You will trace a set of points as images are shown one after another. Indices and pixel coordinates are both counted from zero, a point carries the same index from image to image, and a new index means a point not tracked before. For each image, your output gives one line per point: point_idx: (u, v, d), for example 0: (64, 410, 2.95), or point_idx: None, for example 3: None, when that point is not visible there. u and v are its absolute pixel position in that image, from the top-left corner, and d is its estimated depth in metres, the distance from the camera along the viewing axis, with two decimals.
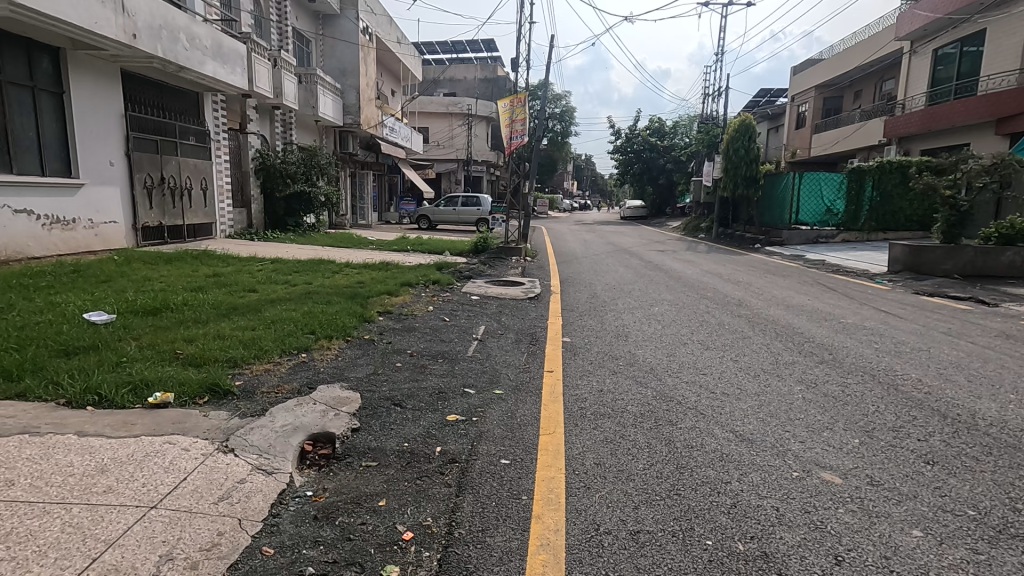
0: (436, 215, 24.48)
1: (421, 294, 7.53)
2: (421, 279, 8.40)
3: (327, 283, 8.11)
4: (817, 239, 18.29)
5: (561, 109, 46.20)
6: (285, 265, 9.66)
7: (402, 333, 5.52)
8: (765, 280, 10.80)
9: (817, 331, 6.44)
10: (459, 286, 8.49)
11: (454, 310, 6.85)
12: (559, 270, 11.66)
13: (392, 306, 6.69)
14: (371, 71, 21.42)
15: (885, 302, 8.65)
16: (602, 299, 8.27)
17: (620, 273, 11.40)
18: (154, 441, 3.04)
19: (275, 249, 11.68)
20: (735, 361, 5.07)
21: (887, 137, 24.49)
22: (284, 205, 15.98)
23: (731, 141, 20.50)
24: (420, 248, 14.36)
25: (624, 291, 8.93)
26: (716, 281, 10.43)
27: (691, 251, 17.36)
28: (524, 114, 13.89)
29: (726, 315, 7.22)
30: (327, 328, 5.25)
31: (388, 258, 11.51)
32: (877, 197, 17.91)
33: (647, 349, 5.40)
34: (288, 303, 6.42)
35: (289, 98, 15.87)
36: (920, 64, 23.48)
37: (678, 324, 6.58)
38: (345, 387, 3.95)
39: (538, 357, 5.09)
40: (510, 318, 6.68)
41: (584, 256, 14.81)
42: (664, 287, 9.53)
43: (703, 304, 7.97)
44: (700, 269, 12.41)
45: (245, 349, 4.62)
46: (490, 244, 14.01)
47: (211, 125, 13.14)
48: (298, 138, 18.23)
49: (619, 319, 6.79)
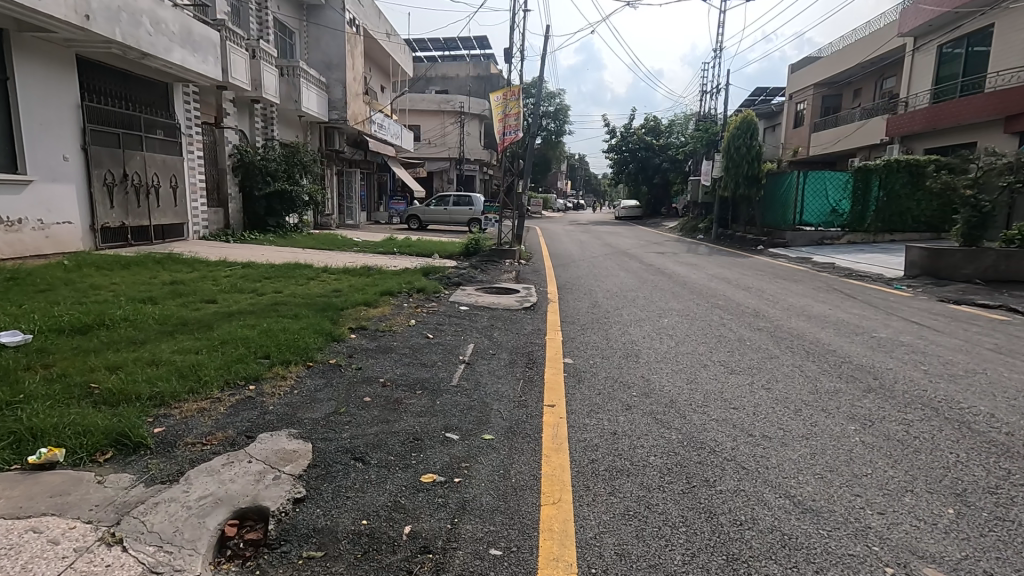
0: (427, 215, 23.66)
1: (404, 305, 6.73)
2: (404, 287, 7.60)
3: (300, 292, 7.27)
4: (822, 241, 17.61)
5: (555, 108, 45.42)
6: (255, 270, 8.77)
7: (375, 356, 4.71)
8: (777, 285, 10.07)
9: (850, 348, 5.69)
10: (447, 294, 7.69)
11: (440, 324, 6.05)
12: (555, 274, 10.87)
13: (368, 320, 5.85)
14: (359, 65, 20.53)
15: (912, 310, 7.92)
16: (603, 308, 7.50)
17: (620, 277, 10.63)
18: (11, 531, 2.21)
19: (250, 251, 10.82)
20: (768, 391, 4.30)
21: (890, 135, 23.88)
22: (265, 204, 15.11)
23: (732, 139, 19.82)
24: (408, 250, 13.54)
25: (627, 299, 8.16)
26: (725, 287, 9.67)
27: (692, 253, 16.62)
28: (517, 108, 13.06)
29: (744, 328, 6.46)
30: (285, 351, 4.41)
31: (371, 262, 10.66)
32: (884, 197, 17.28)
33: (662, 375, 4.61)
34: (247, 317, 5.57)
35: (269, 91, 14.97)
36: (924, 62, 22.89)
37: (692, 340, 5.81)
38: (295, 435, 3.13)
39: (536, 386, 4.28)
40: (502, 334, 5.87)
41: (581, 258, 14.01)
42: (670, 294, 8.76)
43: (715, 314, 7.21)
44: (706, 273, 11.64)
45: (179, 380, 3.78)
46: (482, 245, 13.21)
47: (182, 118, 12.24)
48: (281, 134, 17.34)
49: (625, 335, 5.99)
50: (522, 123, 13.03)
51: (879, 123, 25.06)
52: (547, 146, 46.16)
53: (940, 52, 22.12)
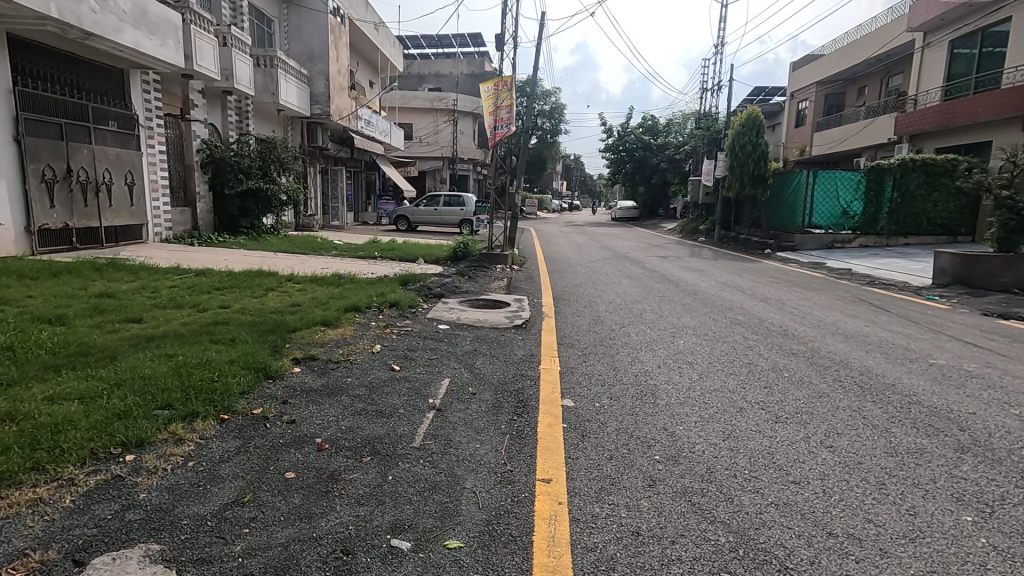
0: (417, 216, 22.58)
1: (370, 325, 5.65)
2: (374, 300, 6.53)
3: (251, 307, 6.18)
4: (832, 244, 16.70)
5: (550, 107, 44.35)
6: (207, 279, 7.66)
7: (319, 402, 3.62)
8: (798, 295, 9.06)
9: (910, 381, 4.66)
10: (426, 308, 6.64)
11: (411, 350, 4.98)
12: (551, 282, 9.84)
13: (321, 347, 4.76)
14: (344, 57, 19.42)
15: (960, 326, 6.92)
16: (608, 326, 6.48)
17: (623, 286, 9.59)
18: None
19: (212, 257, 9.73)
20: (832, 452, 3.26)
21: (899, 134, 22.99)
22: (240, 204, 14.02)
23: (737, 136, 18.88)
24: (391, 254, 12.48)
25: (633, 315, 7.14)
26: (741, 298, 8.65)
27: (697, 256, 15.64)
28: (510, 100, 11.99)
29: (776, 352, 5.45)
30: (195, 398, 3.33)
31: (346, 268, 9.58)
32: (898, 198, 16.36)
33: (691, 427, 3.58)
34: (169, 344, 4.46)
35: (241, 81, 13.85)
36: (934, 58, 21.98)
37: (719, 372, 4.77)
38: (155, 557, 2.06)
39: (527, 448, 3.23)
40: (487, 362, 4.82)
41: (578, 263, 13.01)
42: (682, 308, 7.73)
43: (737, 334, 6.19)
44: (716, 281, 10.62)
45: (24, 447, 2.69)
46: (471, 249, 12.15)
47: (140, 109, 11.13)
48: (257, 128, 16.21)
49: (637, 363, 4.96)
50: (514, 116, 11.97)
51: (887, 122, 24.15)
52: (542, 146, 45.13)
53: (952, 47, 21.20)
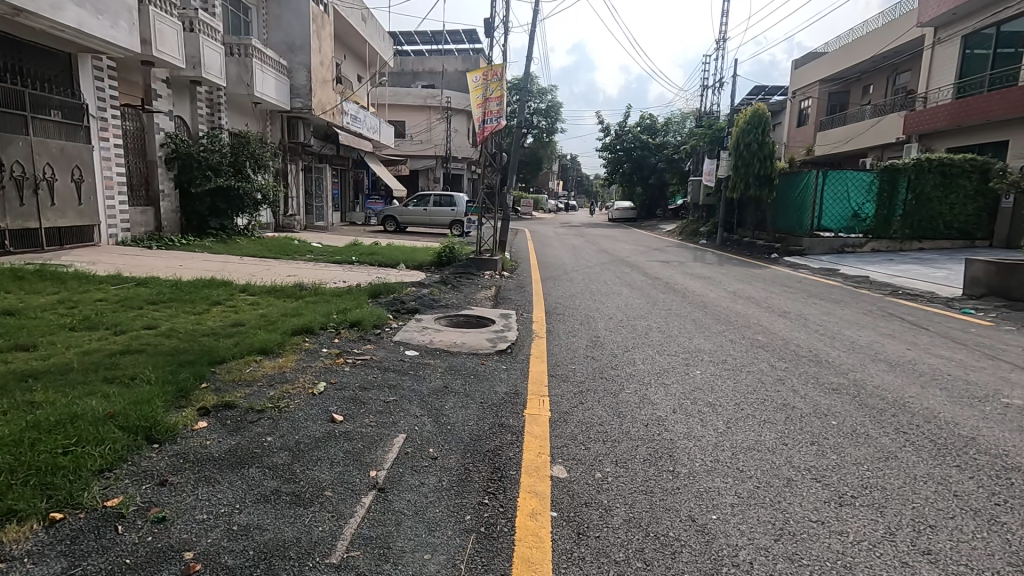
0: (405, 216, 21.58)
1: (319, 353, 4.64)
2: (333, 319, 5.52)
3: (181, 328, 5.16)
4: (842, 248, 15.85)
5: (547, 105, 43.33)
6: (145, 291, 6.62)
7: (214, 480, 2.61)
8: (819, 309, 8.10)
9: (993, 433, 3.67)
10: (395, 326, 5.67)
11: (364, 389, 3.97)
12: (543, 291, 8.90)
13: (246, 388, 3.73)
14: (328, 48, 18.38)
15: (1015, 348, 5.97)
16: (609, 349, 5.51)
17: (624, 297, 8.59)
18: None
19: (165, 263, 8.71)
20: (936, 566, 2.27)
21: (908, 133, 22.17)
22: (210, 203, 13.02)
23: (741, 134, 17.95)
24: (371, 258, 11.52)
25: (637, 334, 6.19)
26: (757, 312, 7.72)
27: (699, 261, 14.75)
28: (499, 91, 11.00)
29: (812, 387, 4.50)
30: (15, 484, 2.30)
31: (314, 277, 8.58)
32: (912, 200, 15.47)
33: (728, 516, 2.61)
34: (44, 388, 3.43)
35: (210, 70, 12.82)
36: (945, 55, 21.13)
37: (751, 420, 3.80)
38: None
39: (497, 561, 2.24)
40: (459, 405, 3.86)
41: (574, 268, 12.07)
42: (692, 324, 6.80)
43: (762, 361, 5.22)
44: (725, 290, 9.67)
45: None
46: (457, 253, 11.16)
47: (91, 99, 10.09)
48: (232, 122, 15.17)
49: (647, 405, 4.00)
50: (505, 108, 11.00)
51: (894, 121, 23.29)
52: (538, 145, 44.17)
53: (965, 43, 20.32)
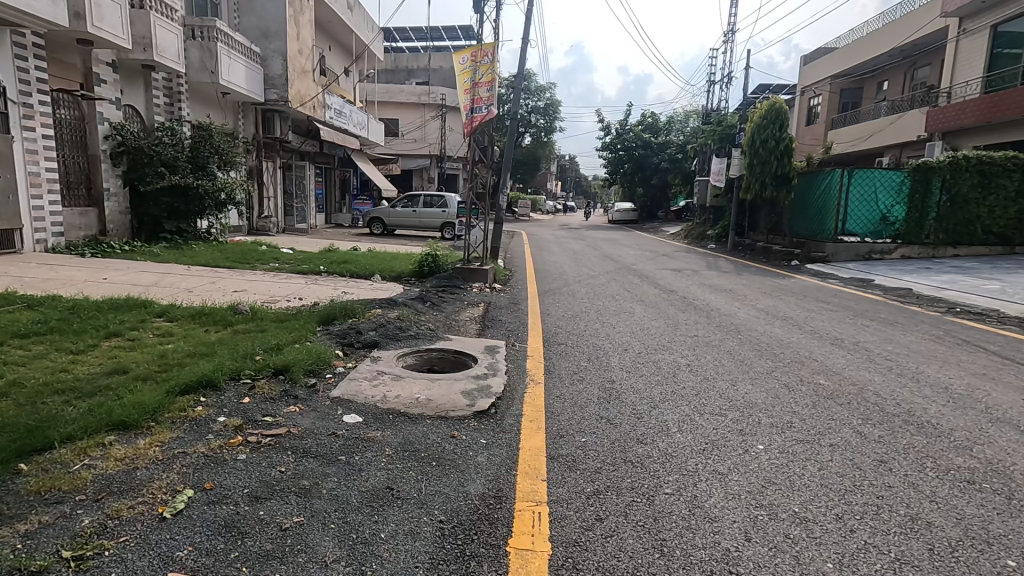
0: (393, 218, 20.15)
1: (209, 426, 3.12)
2: (252, 363, 4.02)
3: (30, 380, 3.65)
4: (869, 255, 14.48)
5: (545, 103, 41.84)
6: (28, 317, 5.11)
7: None
8: (876, 335, 6.63)
9: None
10: (342, 373, 4.22)
11: (255, 501, 2.50)
12: (541, 309, 7.49)
13: (45, 515, 2.24)
14: (307, 36, 16.88)
15: None
16: (629, 404, 4.04)
17: (638, 319, 7.13)
18: None
19: (85, 278, 7.21)
20: None
21: (931, 131, 20.78)
22: (167, 203, 11.57)
23: (756, 130, 16.51)
24: (343, 267, 10.07)
25: (662, 377, 4.72)
26: (803, 340, 6.29)
27: (714, 269, 13.36)
28: (491, 75, 9.54)
29: (937, 480, 3.02)
30: None
31: (265, 295, 7.11)
32: (946, 202, 14.08)
33: None
34: None
35: (164, 53, 11.35)
36: (972, 47, 19.71)
37: (877, 561, 2.32)
38: None
39: None
40: (403, 531, 2.41)
41: (576, 278, 10.69)
42: (727, 359, 5.39)
43: (843, 427, 3.76)
44: (754, 308, 8.21)
45: None
46: (441, 263, 9.70)
47: (11, 82, 8.61)
48: (196, 113, 13.70)
49: (703, 525, 2.56)
50: (496, 95, 9.55)
51: (915, 118, 21.90)
52: (536, 145, 42.80)
53: (996, 34, 18.89)
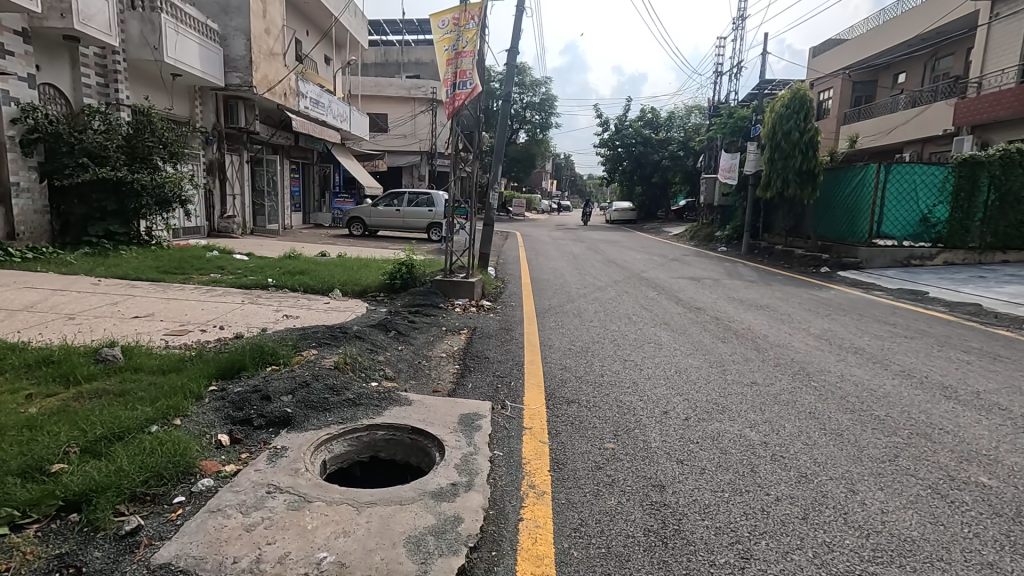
0: (375, 217, 18.39)
1: None
2: (30, 487, 2.25)
3: None
4: (908, 260, 12.84)
5: (541, 98, 40.04)
6: None
7: None
8: (991, 379, 4.93)
9: None
10: (205, 491, 2.47)
11: None
12: (540, 340, 5.74)
13: None
14: (276, 14, 15.09)
15: None
16: (702, 559, 2.29)
17: (669, 354, 5.37)
18: None
19: None
20: None
21: (959, 123, 19.15)
22: (94, 200, 9.76)
23: (778, 122, 14.81)
24: (299, 278, 8.31)
25: (737, 478, 2.97)
26: (902, 389, 4.58)
27: (736, 277, 11.71)
28: (474, 44, 7.75)
29: None
30: None
31: (172, 322, 5.34)
32: (995, 200, 12.45)
33: None
34: None
35: (89, 22, 9.54)
36: (1006, 32, 18.05)
37: None
38: None
39: None
40: None
41: (580, 291, 8.96)
42: (818, 431, 3.66)
43: None
44: (809, 335, 6.49)
45: None
46: (418, 275, 7.95)
47: None
48: (138, 97, 11.87)
49: None
50: (482, 69, 7.77)
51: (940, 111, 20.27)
52: (531, 142, 41.01)
53: None
